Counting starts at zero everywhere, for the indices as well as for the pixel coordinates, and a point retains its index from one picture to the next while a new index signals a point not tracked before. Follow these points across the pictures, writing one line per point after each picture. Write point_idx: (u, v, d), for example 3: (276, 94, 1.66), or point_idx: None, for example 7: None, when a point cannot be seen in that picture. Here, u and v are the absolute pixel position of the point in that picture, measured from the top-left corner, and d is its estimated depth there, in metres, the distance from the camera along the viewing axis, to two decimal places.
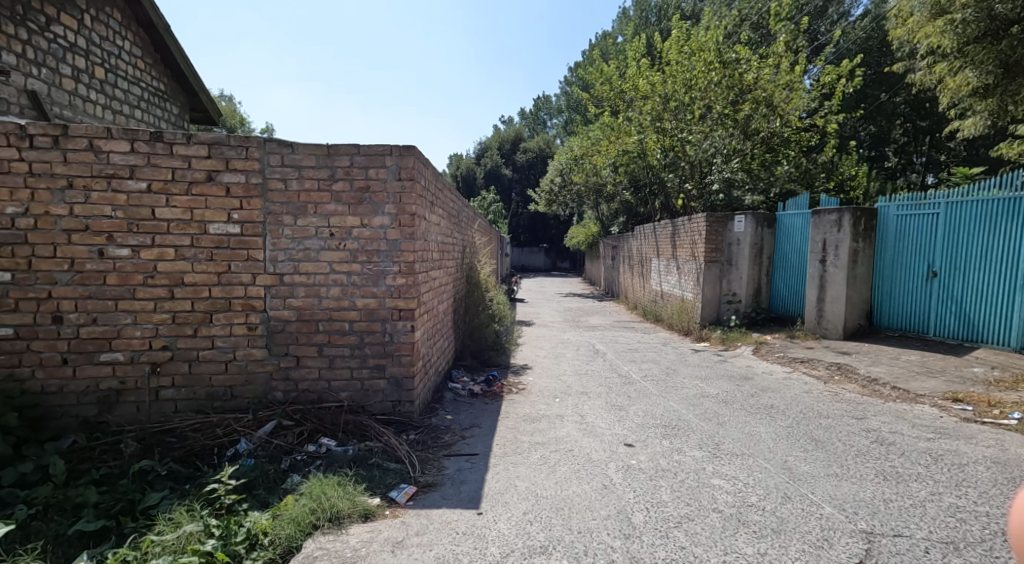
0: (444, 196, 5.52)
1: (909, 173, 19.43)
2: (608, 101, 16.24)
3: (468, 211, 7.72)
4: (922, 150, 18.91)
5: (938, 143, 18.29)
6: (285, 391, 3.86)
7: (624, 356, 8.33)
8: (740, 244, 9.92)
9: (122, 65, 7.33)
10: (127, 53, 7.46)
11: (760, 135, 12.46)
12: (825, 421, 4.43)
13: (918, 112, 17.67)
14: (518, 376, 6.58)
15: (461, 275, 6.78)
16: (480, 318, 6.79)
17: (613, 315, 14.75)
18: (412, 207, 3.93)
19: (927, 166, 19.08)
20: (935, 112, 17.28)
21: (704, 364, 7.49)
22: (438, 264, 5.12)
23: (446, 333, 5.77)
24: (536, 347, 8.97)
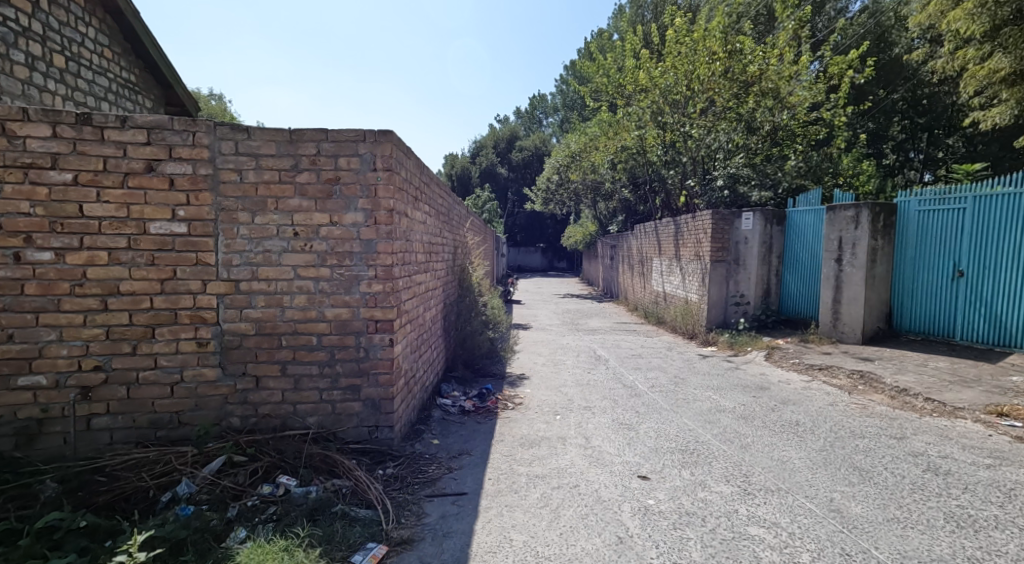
0: (432, 191, 4.98)
1: (907, 170, 18.63)
2: (606, 95, 15.74)
3: (459, 208, 7.19)
4: (920, 147, 17.99)
5: (937, 139, 17.54)
6: (243, 416, 3.31)
7: (628, 363, 7.81)
8: (748, 243, 9.41)
9: (86, 53, 6.74)
10: (91, 40, 6.88)
11: (764, 129, 12.02)
12: (862, 443, 3.92)
13: (917, 109, 17.11)
14: (514, 388, 6.04)
15: (452, 277, 6.25)
16: (473, 325, 6.25)
17: (614, 317, 14.24)
18: (389, 201, 3.40)
19: (926, 163, 18.12)
20: (935, 108, 16.67)
21: (715, 372, 6.97)
22: (424, 266, 4.59)
23: (435, 343, 5.23)
24: (534, 353, 8.44)
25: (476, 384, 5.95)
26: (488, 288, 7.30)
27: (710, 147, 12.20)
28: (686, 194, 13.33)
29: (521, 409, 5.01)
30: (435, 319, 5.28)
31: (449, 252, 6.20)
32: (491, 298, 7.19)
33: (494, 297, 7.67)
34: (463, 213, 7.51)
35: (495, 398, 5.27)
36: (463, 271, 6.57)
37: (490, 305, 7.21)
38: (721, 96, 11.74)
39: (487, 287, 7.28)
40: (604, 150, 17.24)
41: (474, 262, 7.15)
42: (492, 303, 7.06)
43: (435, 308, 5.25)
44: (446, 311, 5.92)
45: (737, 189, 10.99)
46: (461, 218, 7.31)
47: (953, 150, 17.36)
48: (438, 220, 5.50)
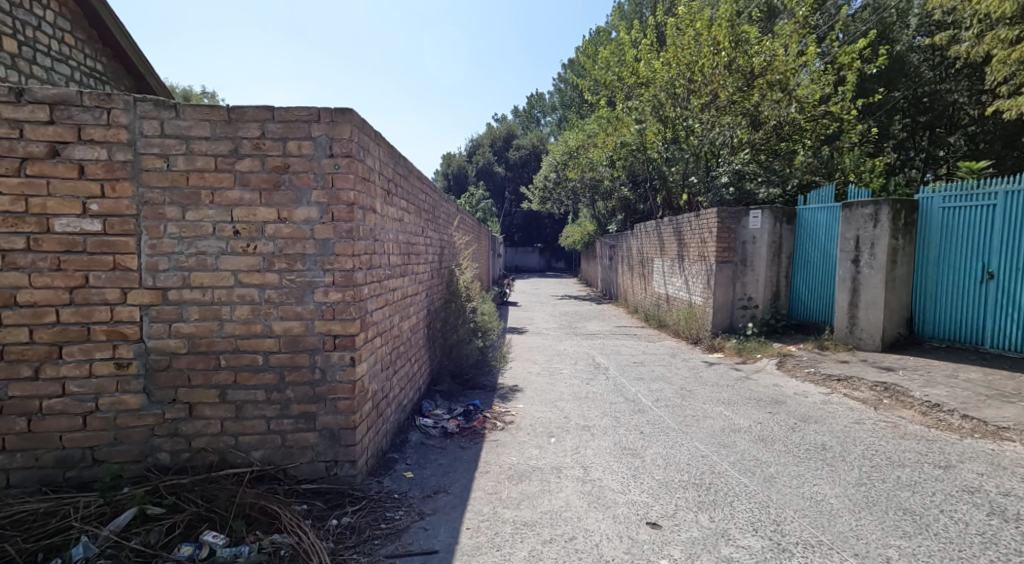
0: (410, 184, 4.44)
1: (908, 170, 17.66)
2: (605, 90, 15.21)
3: (447, 205, 6.65)
4: (921, 146, 17.25)
5: (938, 137, 16.85)
6: (173, 452, 2.76)
7: (629, 372, 7.28)
8: (757, 242, 8.89)
9: (43, 38, 6.11)
10: (50, 24, 6.26)
11: (770, 124, 11.50)
12: (904, 474, 3.39)
13: (918, 107, 16.53)
14: (505, 404, 5.51)
15: (436, 280, 5.71)
16: (461, 334, 5.71)
17: (614, 320, 13.70)
18: (349, 193, 2.85)
19: (927, 162, 17.22)
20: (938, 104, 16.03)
21: (724, 382, 6.45)
22: (400, 270, 4.05)
23: (415, 355, 4.68)
24: (529, 361, 7.90)
25: (463, 400, 5.41)
26: (478, 292, 6.77)
27: (714, 143, 11.69)
28: (688, 192, 12.78)
29: (512, 430, 4.47)
30: (416, 328, 4.75)
31: (433, 253, 5.67)
32: (482, 303, 6.66)
33: (486, 301, 7.15)
34: (452, 211, 6.98)
35: (483, 416, 4.72)
36: (450, 274, 6.05)
37: (481, 310, 6.68)
38: (725, 88, 11.22)
39: (478, 291, 6.75)
40: (603, 146, 16.74)
41: (463, 264, 6.62)
42: (483, 308, 6.53)
43: (415, 316, 4.71)
44: (430, 318, 5.38)
45: (743, 186, 10.52)
46: (449, 216, 6.78)
47: (955, 149, 16.70)
48: (420, 217, 4.96)
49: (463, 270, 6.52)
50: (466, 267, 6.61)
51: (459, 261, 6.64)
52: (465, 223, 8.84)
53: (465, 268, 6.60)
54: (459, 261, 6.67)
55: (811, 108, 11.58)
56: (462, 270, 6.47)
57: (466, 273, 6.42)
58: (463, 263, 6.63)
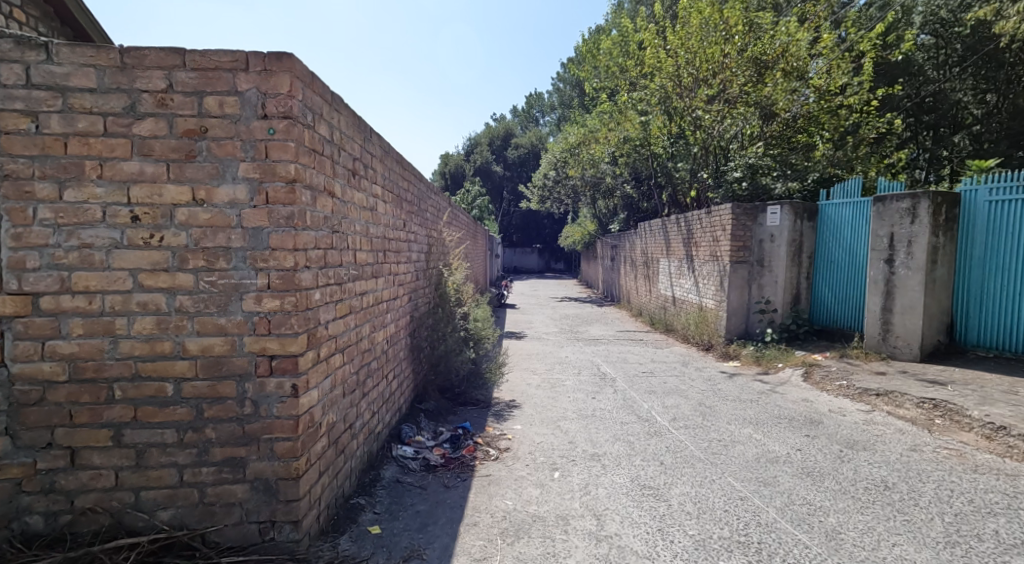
0: (385, 166, 3.74)
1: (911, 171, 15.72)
2: (609, 83, 14.56)
3: (434, 197, 5.95)
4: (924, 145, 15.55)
5: (942, 136, 15.25)
6: (48, 514, 2.08)
7: (639, 383, 6.58)
8: (775, 241, 8.20)
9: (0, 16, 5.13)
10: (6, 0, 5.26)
11: (783, 117, 10.82)
12: (999, 530, 2.72)
13: (922, 106, 15.04)
14: (501, 425, 4.80)
15: (421, 282, 5.01)
16: (451, 343, 5.01)
17: (617, 324, 13.06)
18: (289, 166, 2.15)
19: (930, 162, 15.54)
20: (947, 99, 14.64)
21: (746, 397, 5.76)
22: (370, 269, 3.34)
23: (393, 371, 3.98)
24: (528, 371, 7.21)
25: (452, 421, 4.70)
26: (471, 294, 6.10)
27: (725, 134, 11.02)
28: (697, 186, 12.19)
29: (508, 461, 3.78)
30: (394, 337, 4.05)
31: (418, 248, 4.97)
32: (474, 305, 5.98)
33: (480, 305, 6.48)
34: (441, 204, 6.30)
35: (473, 443, 4.02)
36: (436, 274, 5.35)
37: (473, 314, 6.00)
38: (737, 77, 10.53)
39: (470, 292, 6.08)
40: (607, 140, 16.07)
41: (453, 262, 5.94)
42: (475, 311, 5.85)
43: (393, 323, 4.01)
44: (413, 324, 4.69)
45: (758, 180, 9.85)
46: (438, 208, 6.09)
47: (959, 149, 15.13)
48: (399, 206, 4.25)
49: (452, 269, 5.84)
50: (457, 265, 5.93)
51: (448, 258, 5.96)
52: (457, 218, 8.14)
53: (456, 266, 5.91)
54: (447, 258, 5.99)
55: (830, 98, 10.88)
56: (452, 269, 5.78)
57: (456, 271, 5.73)
58: (454, 261, 5.94)
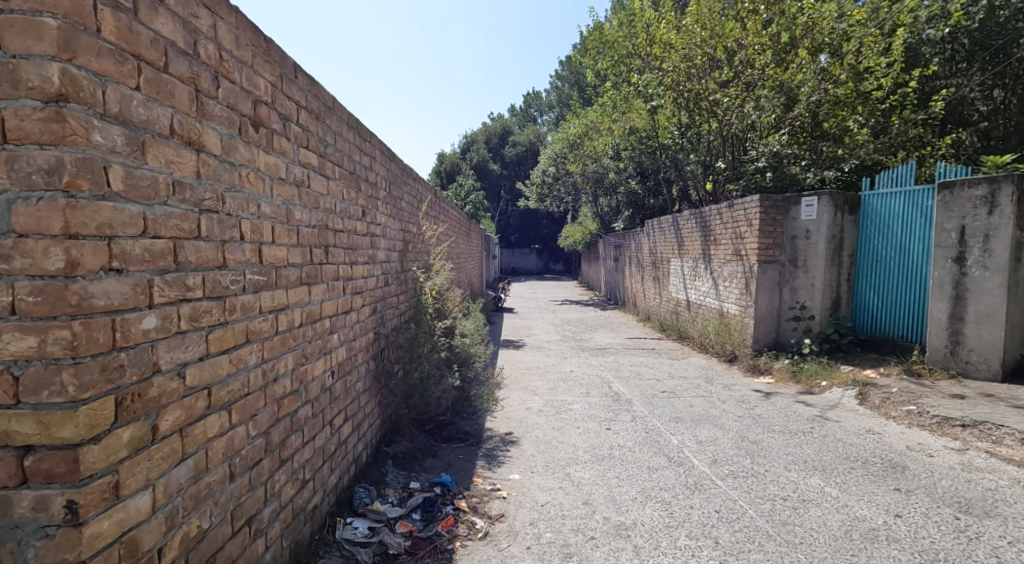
0: (325, 128, 2.68)
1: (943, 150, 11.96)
2: (615, 69, 13.49)
3: (411, 182, 4.87)
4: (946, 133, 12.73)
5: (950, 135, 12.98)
6: None
7: (661, 407, 5.52)
8: (811, 237, 7.17)
9: None
10: None
11: (809, 101, 9.62)
12: None
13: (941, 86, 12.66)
14: (495, 473, 3.74)
15: (391, 287, 3.95)
16: (433, 367, 3.91)
17: (624, 330, 12.03)
18: (46, 68, 1.22)
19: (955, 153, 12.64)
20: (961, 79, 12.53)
21: (796, 428, 4.71)
22: (295, 272, 2.27)
23: (343, 412, 2.93)
24: (527, 392, 6.14)
25: (433, 471, 3.63)
26: (459, 300, 5.06)
27: (744, 121, 10.00)
28: (714, 175, 11.20)
29: (503, 540, 2.72)
30: (346, 362, 3.00)
31: (388, 241, 3.94)
32: (461, 315, 4.94)
33: (469, 316, 5.45)
34: (422, 192, 5.23)
35: (453, 511, 2.95)
36: (415, 278, 4.30)
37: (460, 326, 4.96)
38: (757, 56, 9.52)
39: (458, 298, 5.05)
40: (612, 130, 15.05)
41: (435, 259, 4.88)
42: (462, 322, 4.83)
43: (345, 344, 2.97)
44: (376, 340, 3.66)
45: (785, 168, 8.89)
46: (417, 196, 5.03)
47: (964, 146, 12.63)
48: (356, 188, 3.20)
49: (433, 270, 4.78)
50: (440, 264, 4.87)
51: (425, 256, 4.91)
52: (444, 211, 7.10)
53: (440, 267, 4.85)
54: (426, 258, 4.93)
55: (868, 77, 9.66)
56: (434, 270, 4.73)
57: (440, 271, 4.68)
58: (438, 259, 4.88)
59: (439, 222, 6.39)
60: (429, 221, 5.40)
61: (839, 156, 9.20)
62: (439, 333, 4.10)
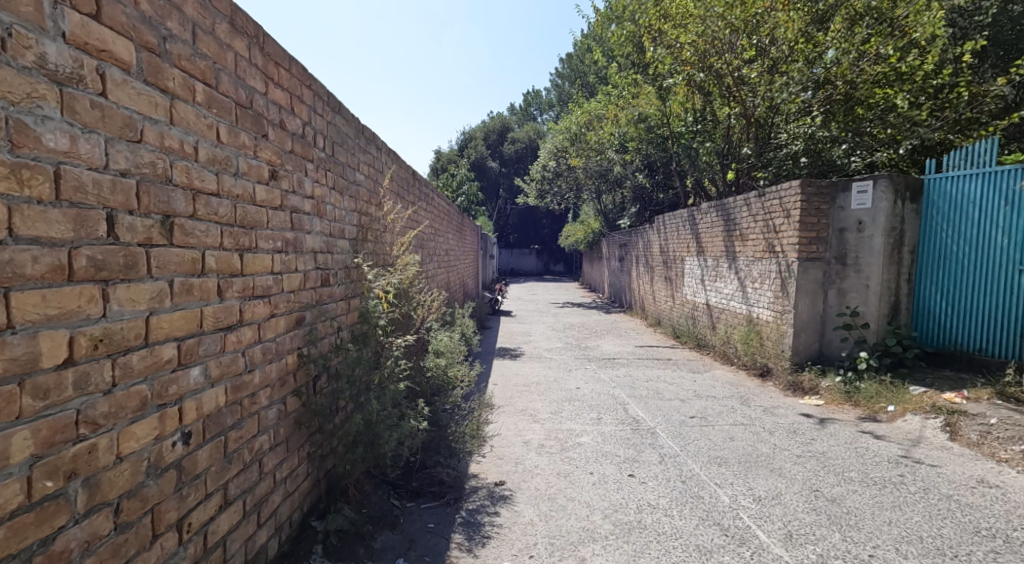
0: (168, 7, 1.60)
1: None
2: (624, 49, 12.37)
3: (365, 150, 3.68)
4: None
5: None
6: None
7: (694, 441, 4.39)
8: (866, 229, 6.04)
9: None
10: None
11: (844, 80, 8.42)
12: None
13: None
14: (478, 559, 2.60)
15: (328, 286, 2.82)
16: (394, 405, 2.74)
17: (632, 337, 10.93)
18: None
19: None
20: None
21: (880, 476, 3.58)
22: (47, 263, 1.29)
23: (219, 479, 1.83)
24: (526, 420, 5.01)
25: (387, 560, 2.50)
26: (430, 303, 3.91)
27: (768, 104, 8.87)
28: (736, 163, 10.05)
29: None
30: (227, 410, 1.87)
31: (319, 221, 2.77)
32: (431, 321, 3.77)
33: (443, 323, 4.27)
34: (383, 163, 4.05)
35: None
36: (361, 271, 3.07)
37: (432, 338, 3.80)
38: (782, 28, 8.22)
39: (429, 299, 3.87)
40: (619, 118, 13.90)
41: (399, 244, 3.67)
42: (428, 334, 3.64)
43: (224, 381, 1.85)
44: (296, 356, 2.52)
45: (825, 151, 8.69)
46: (375, 168, 3.83)
47: None
48: (256, 132, 2.07)
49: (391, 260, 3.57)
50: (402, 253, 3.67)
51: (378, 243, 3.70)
52: (422, 193, 5.94)
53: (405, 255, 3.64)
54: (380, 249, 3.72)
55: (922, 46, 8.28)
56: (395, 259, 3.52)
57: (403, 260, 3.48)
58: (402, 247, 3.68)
59: (414, 206, 5.23)
60: (394, 200, 4.23)
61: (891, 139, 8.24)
62: (402, 347, 2.91)
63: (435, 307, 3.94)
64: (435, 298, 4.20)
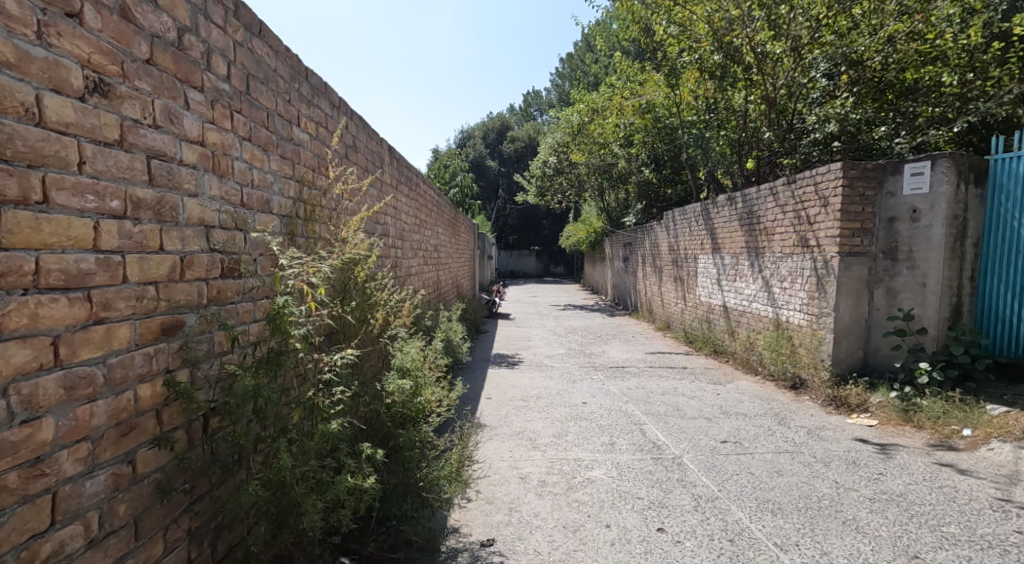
0: None
1: None
2: (630, 33, 11.53)
3: (311, 103, 2.87)
4: None
5: None
6: None
7: (734, 476, 3.53)
8: (921, 218, 5.18)
9: None
10: None
11: (880, 55, 7.54)
12: None
13: None
14: None
15: (233, 279, 2.15)
16: (312, 466, 1.82)
17: (641, 342, 10.10)
18: None
19: None
20: None
21: (991, 534, 2.72)
22: None
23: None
24: (524, 447, 4.16)
25: None
26: (395, 302, 3.03)
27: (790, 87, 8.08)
28: (756, 152, 9.22)
29: None
30: None
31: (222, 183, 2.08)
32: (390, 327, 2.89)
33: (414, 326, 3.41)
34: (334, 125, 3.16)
35: None
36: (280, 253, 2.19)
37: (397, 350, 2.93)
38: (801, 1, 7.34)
39: (393, 297, 3.00)
40: (624, 108, 13.08)
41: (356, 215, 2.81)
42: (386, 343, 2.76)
43: None
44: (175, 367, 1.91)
45: (862, 134, 7.72)
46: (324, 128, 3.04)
47: None
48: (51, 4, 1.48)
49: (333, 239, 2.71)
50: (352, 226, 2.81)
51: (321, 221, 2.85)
52: (400, 175, 5.05)
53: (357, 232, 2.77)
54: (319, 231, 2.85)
55: (972, 14, 7.33)
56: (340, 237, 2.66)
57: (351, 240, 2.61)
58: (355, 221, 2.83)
59: (384, 188, 4.35)
60: (354, 171, 3.35)
61: (936, 118, 7.32)
62: (339, 362, 2.02)
63: (401, 306, 3.07)
64: (403, 296, 3.33)
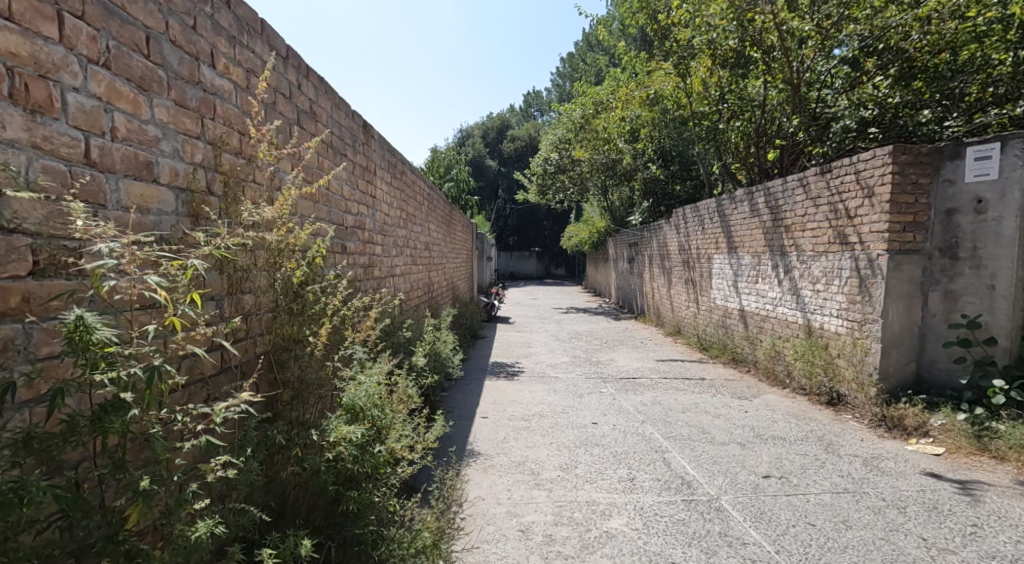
0: None
1: None
2: (638, 18, 10.79)
3: (225, 39, 2.36)
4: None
5: None
6: None
7: (793, 531, 2.83)
8: (988, 209, 4.48)
9: None
10: None
11: (919, 34, 6.82)
12: None
13: None
14: None
15: (25, 293, 1.64)
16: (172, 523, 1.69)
17: (650, 348, 9.41)
18: None
19: None
20: None
21: None
22: None
23: None
24: (528, 485, 3.45)
25: None
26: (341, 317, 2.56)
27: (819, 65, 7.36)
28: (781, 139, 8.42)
29: None
30: None
31: (10, 111, 1.56)
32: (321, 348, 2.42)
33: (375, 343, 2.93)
34: (251, 84, 2.58)
35: None
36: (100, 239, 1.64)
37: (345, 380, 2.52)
38: None
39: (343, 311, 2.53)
40: (630, 100, 12.37)
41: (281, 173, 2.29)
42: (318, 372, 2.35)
43: None
44: None
45: (903, 117, 7.02)
46: (239, 85, 2.49)
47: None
48: None
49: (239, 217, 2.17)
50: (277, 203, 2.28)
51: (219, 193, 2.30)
52: (379, 159, 4.35)
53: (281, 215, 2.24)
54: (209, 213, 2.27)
55: None
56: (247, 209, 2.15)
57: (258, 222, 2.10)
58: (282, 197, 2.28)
59: (353, 170, 3.64)
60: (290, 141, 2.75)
61: (984, 102, 6.59)
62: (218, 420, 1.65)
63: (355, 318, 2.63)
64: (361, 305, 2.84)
